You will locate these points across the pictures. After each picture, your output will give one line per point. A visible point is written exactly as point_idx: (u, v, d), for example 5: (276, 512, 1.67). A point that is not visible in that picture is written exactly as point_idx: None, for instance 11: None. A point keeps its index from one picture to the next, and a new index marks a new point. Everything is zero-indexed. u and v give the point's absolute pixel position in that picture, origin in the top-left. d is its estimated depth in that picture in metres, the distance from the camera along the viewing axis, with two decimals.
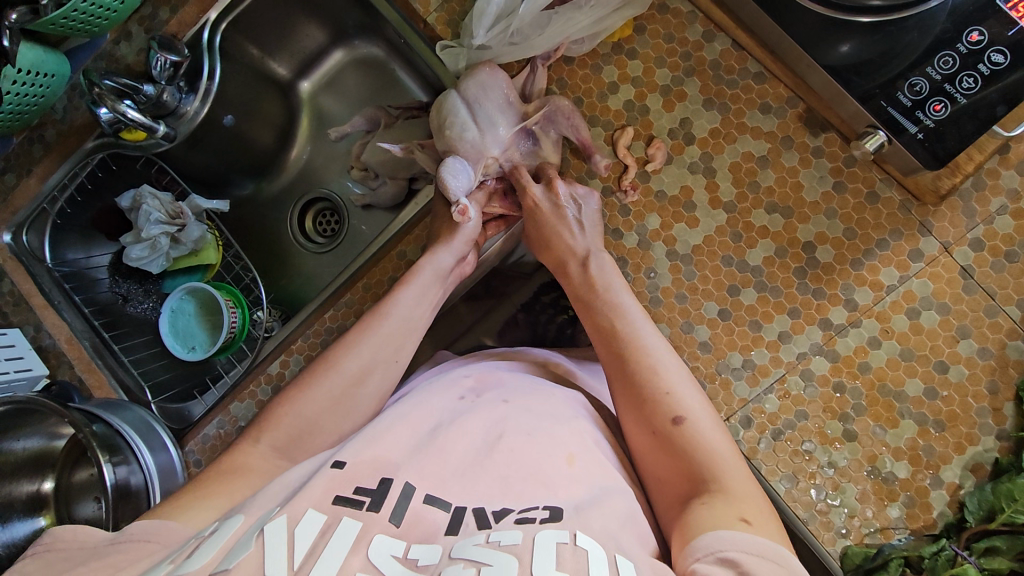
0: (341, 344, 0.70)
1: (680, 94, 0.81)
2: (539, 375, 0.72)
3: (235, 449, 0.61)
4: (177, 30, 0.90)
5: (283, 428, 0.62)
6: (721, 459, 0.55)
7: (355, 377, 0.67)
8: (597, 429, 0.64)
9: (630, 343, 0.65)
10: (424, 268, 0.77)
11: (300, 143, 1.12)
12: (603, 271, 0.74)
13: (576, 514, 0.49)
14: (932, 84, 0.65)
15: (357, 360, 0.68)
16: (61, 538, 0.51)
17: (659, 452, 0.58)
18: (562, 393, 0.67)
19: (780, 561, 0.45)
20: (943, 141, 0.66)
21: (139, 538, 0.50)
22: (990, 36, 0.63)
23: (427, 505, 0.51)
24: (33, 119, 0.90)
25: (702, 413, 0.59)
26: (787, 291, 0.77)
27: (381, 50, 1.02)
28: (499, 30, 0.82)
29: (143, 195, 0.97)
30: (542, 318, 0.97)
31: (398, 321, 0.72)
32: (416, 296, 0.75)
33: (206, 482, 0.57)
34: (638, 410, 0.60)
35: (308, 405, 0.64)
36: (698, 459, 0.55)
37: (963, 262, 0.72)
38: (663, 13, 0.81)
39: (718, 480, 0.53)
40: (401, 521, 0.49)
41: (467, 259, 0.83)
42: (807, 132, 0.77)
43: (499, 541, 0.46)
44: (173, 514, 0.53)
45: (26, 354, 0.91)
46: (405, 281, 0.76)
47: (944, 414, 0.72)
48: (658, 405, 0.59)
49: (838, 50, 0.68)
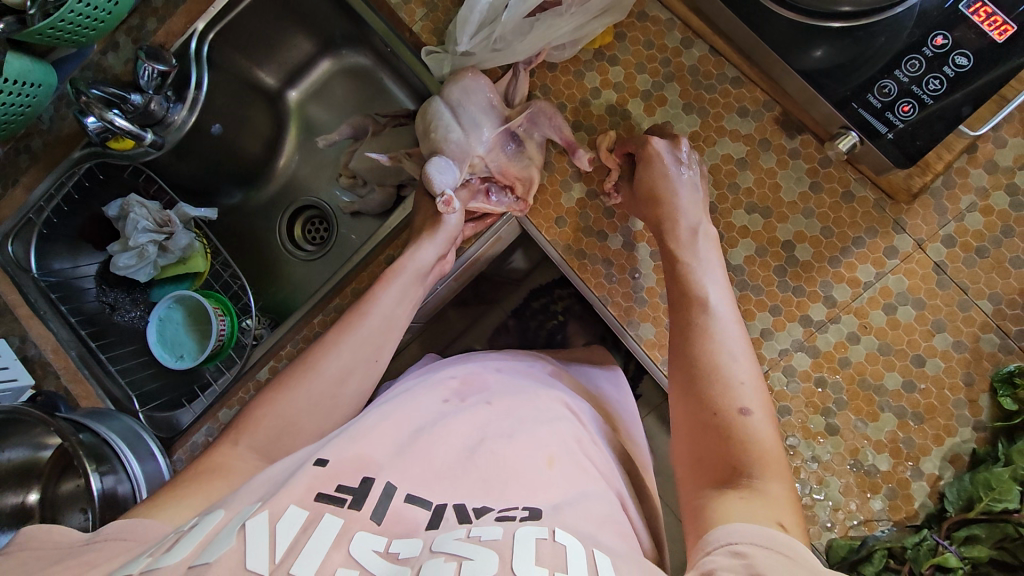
0: (323, 345, 0.70)
1: (660, 98, 0.83)
2: (524, 372, 0.74)
3: (212, 450, 0.61)
4: (165, 40, 0.91)
5: (262, 429, 0.63)
6: (775, 461, 0.53)
7: (335, 379, 0.68)
8: (582, 428, 0.65)
9: (715, 321, 0.64)
10: (406, 266, 0.78)
11: (287, 152, 1.13)
12: (699, 246, 0.73)
13: (555, 513, 0.50)
14: (900, 86, 0.68)
15: (338, 362, 0.69)
16: (35, 537, 0.50)
17: (702, 435, 0.56)
18: (545, 393, 0.68)
19: (791, 552, 0.43)
20: (914, 140, 0.69)
21: (115, 537, 0.50)
22: (954, 40, 0.66)
23: (407, 504, 0.51)
24: (19, 129, 0.90)
25: (769, 411, 0.56)
26: (769, 289, 0.78)
27: (367, 59, 1.04)
28: (482, 37, 0.83)
29: (131, 204, 0.98)
30: (533, 323, 1.03)
31: (380, 319, 0.73)
32: (397, 295, 0.76)
33: (194, 482, 0.57)
34: (698, 389, 0.58)
35: (289, 405, 0.65)
36: (751, 452, 0.53)
37: (936, 258, 0.74)
38: (642, 20, 0.83)
39: (763, 479, 0.51)
40: (382, 520, 0.49)
41: (448, 259, 0.85)
42: (783, 134, 0.79)
43: (480, 536, 0.46)
44: (153, 513, 0.53)
45: (12, 364, 0.90)
46: (386, 280, 0.77)
47: (923, 406, 0.74)
48: (725, 388, 0.57)
49: (811, 56, 0.71)
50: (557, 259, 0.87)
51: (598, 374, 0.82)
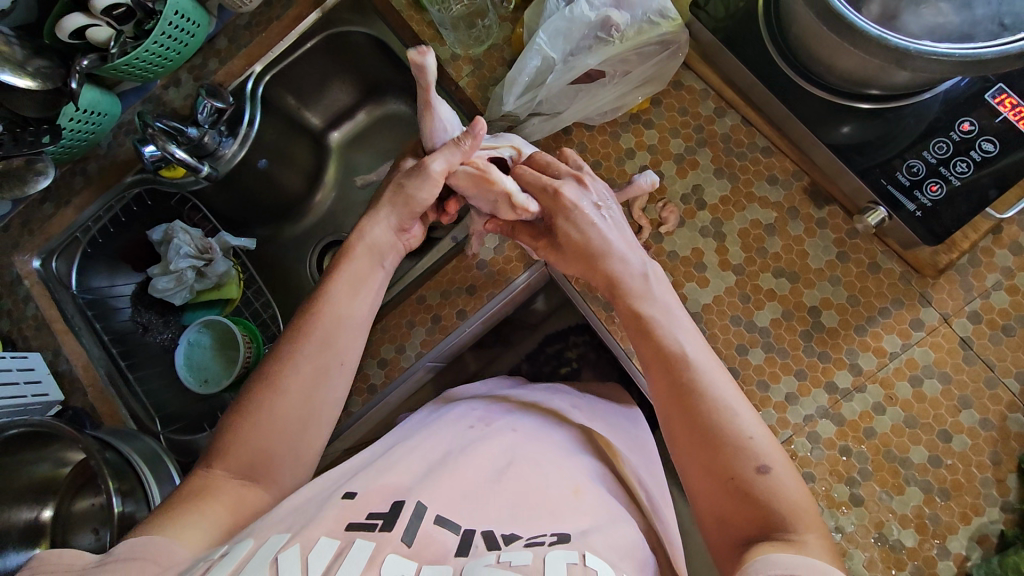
0: (280, 359, 0.65)
1: (692, 162, 0.85)
2: (529, 408, 0.73)
3: (193, 476, 0.61)
4: (224, 80, 0.98)
5: (235, 454, 0.61)
6: (807, 509, 0.51)
7: (301, 395, 0.64)
8: (594, 471, 0.64)
9: (701, 373, 0.58)
10: (357, 245, 0.75)
11: (326, 189, 1.17)
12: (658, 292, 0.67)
13: (583, 539, 0.50)
14: (928, 167, 0.73)
15: (298, 377, 0.64)
16: (49, 560, 0.50)
17: (722, 494, 0.53)
18: (557, 433, 0.68)
19: None
20: (940, 219, 0.72)
21: (129, 557, 0.50)
22: (979, 126, 0.71)
23: (437, 526, 0.51)
24: (79, 153, 0.94)
25: (786, 458, 0.54)
26: (794, 352, 0.79)
27: (409, 108, 1.11)
28: (527, 99, 0.87)
29: (176, 230, 1.02)
30: (546, 368, 0.97)
31: (331, 318, 0.68)
32: (351, 291, 0.71)
33: (185, 505, 0.57)
34: (710, 450, 0.55)
35: (256, 429, 0.62)
36: (781, 509, 0.51)
37: (963, 333, 0.75)
38: (678, 89, 0.87)
39: (800, 533, 0.49)
40: (412, 541, 0.49)
41: (412, 234, 0.80)
42: (811, 204, 0.82)
43: (510, 561, 0.46)
44: (159, 531, 0.53)
45: (45, 378, 0.90)
46: (336, 275, 0.72)
47: (949, 482, 0.73)
48: (738, 448, 0.54)
49: (840, 131, 0.77)
50: (586, 311, 0.91)
51: (609, 411, 0.78)
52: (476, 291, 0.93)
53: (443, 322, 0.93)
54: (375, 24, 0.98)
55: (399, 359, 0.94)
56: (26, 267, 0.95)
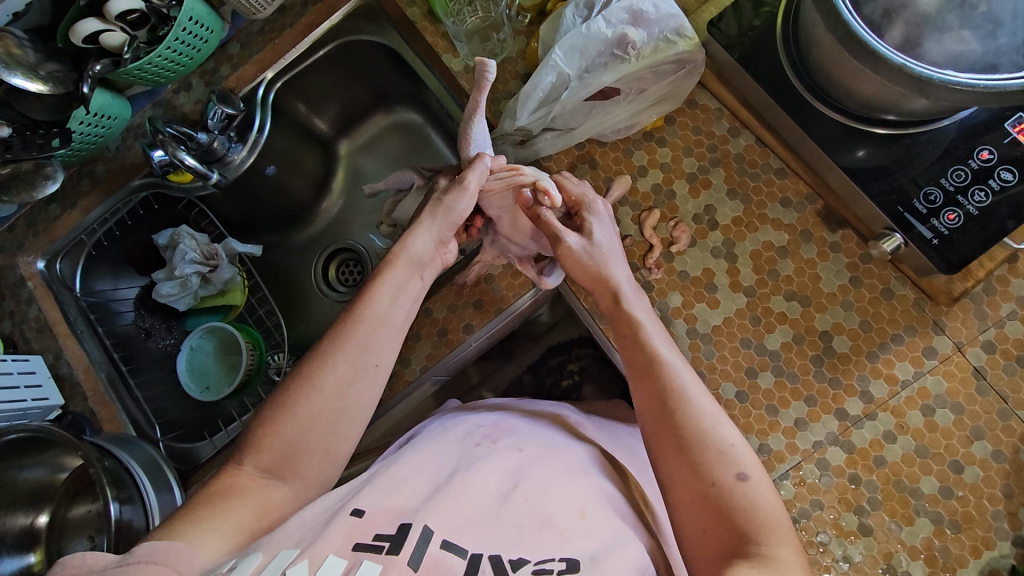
0: (318, 355, 0.65)
1: (705, 181, 0.85)
2: (543, 424, 0.73)
3: (221, 472, 0.60)
4: (235, 85, 0.97)
5: (267, 448, 0.60)
6: (779, 521, 0.52)
7: (336, 390, 0.63)
8: (608, 490, 0.63)
9: (684, 382, 0.60)
10: (400, 255, 0.74)
11: (333, 196, 1.16)
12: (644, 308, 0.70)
13: (594, 566, 0.50)
14: (945, 195, 0.72)
15: (335, 372, 0.64)
16: (71, 563, 0.48)
17: (696, 504, 0.54)
18: (575, 450, 0.68)
19: None
20: (955, 247, 0.71)
21: (147, 561, 0.48)
22: (998, 155, 0.71)
23: (444, 550, 0.50)
24: (88, 155, 0.93)
25: (763, 471, 0.55)
26: (805, 377, 0.78)
27: (420, 117, 1.11)
28: (540, 114, 0.87)
29: (182, 235, 1.02)
30: (547, 380, 1.01)
31: (372, 320, 0.68)
32: (393, 292, 0.71)
33: (208, 506, 0.56)
34: (687, 458, 0.56)
35: (289, 424, 0.61)
36: (754, 519, 0.52)
37: (976, 362, 0.74)
38: (692, 108, 0.87)
39: (770, 545, 0.50)
40: (419, 565, 0.48)
41: (450, 248, 0.81)
42: (824, 227, 0.81)
43: None
44: (182, 535, 0.52)
45: (46, 382, 0.89)
46: (379, 276, 0.72)
47: (960, 514, 0.72)
48: (717, 455, 0.55)
49: (855, 154, 0.76)
50: (594, 328, 0.87)
51: (623, 432, 0.78)
52: (484, 306, 0.89)
53: (449, 336, 0.89)
54: (389, 34, 0.98)
55: (404, 372, 0.89)
56: (29, 269, 0.94)
